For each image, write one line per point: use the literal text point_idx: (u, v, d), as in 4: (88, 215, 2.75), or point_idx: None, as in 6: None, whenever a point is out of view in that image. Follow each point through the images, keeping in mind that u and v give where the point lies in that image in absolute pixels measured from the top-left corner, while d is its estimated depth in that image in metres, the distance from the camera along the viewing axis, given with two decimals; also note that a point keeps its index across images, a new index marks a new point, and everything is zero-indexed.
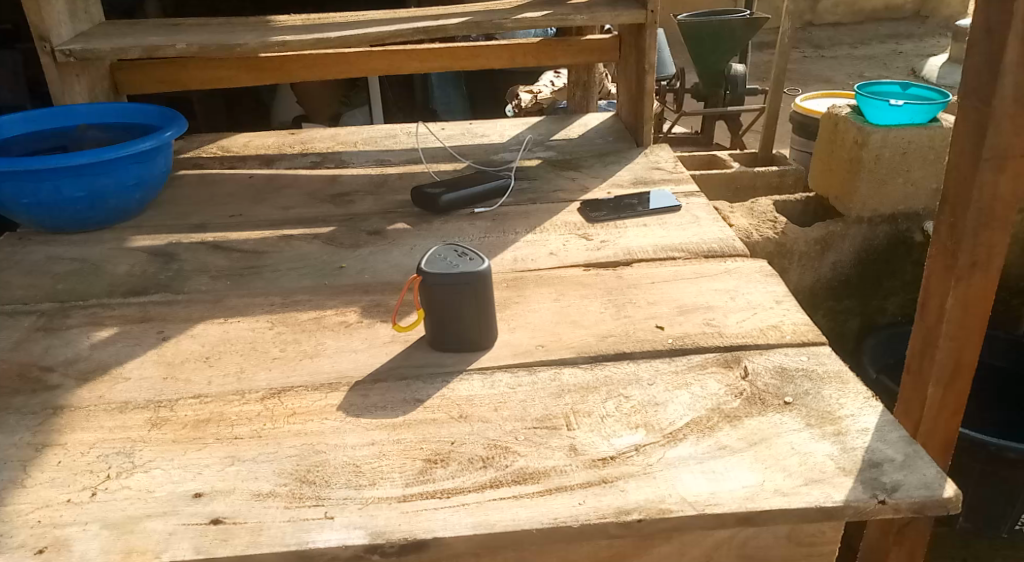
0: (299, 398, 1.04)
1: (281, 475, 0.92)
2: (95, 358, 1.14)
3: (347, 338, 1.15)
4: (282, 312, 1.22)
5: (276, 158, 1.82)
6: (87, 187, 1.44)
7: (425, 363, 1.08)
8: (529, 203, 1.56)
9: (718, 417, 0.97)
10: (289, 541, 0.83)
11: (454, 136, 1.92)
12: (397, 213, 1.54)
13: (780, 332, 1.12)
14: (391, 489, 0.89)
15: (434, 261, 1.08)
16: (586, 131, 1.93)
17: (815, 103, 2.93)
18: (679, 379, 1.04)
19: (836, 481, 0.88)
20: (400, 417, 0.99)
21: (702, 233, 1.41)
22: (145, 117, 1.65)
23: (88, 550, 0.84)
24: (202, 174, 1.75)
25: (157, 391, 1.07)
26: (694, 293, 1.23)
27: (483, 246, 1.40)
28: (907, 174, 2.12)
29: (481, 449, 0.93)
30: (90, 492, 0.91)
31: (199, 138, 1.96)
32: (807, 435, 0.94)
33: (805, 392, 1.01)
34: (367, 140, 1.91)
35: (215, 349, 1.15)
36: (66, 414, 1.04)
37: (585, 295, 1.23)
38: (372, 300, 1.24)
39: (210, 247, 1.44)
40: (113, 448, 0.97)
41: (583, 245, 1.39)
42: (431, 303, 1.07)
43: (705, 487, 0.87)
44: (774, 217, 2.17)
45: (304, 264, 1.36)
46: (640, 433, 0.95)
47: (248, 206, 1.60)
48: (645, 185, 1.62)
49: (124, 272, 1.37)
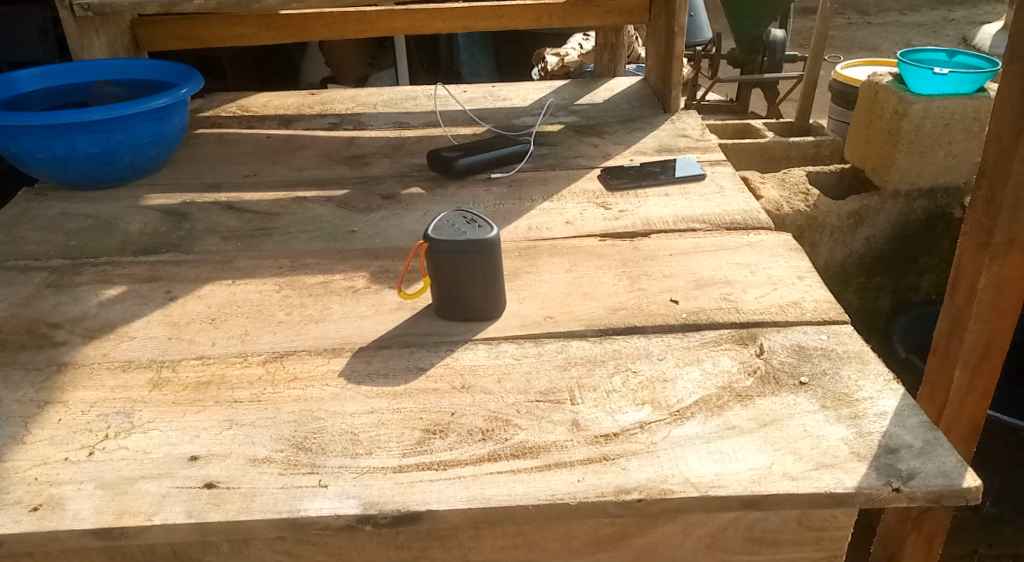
0: (302, 362, 1.02)
1: (279, 441, 0.90)
2: (102, 316, 1.14)
3: (354, 303, 1.13)
4: (290, 275, 1.21)
5: (294, 119, 1.80)
6: (101, 144, 1.43)
7: (431, 332, 1.06)
8: (548, 169, 1.52)
9: (729, 396, 0.94)
10: (281, 508, 0.82)
11: (475, 99, 1.87)
12: (412, 176, 1.51)
13: (800, 310, 1.08)
14: (387, 458, 0.87)
15: (442, 227, 1.04)
16: (612, 96, 1.88)
17: (856, 72, 2.83)
18: (691, 355, 1.01)
19: (849, 466, 0.84)
20: (401, 386, 0.97)
21: (726, 204, 1.36)
22: (164, 74, 1.63)
23: (81, 510, 0.83)
24: (219, 133, 1.73)
25: (161, 350, 1.06)
26: (712, 266, 1.19)
27: (497, 213, 1.37)
28: (948, 147, 2.04)
29: (481, 421, 0.91)
30: (88, 451, 0.91)
31: (220, 96, 1.94)
32: (822, 417, 0.90)
33: (822, 372, 0.97)
34: (387, 101, 1.88)
35: (221, 311, 1.13)
36: (69, 371, 1.03)
37: (599, 266, 1.20)
38: (381, 266, 1.22)
39: (223, 207, 1.42)
40: (114, 407, 0.97)
41: (600, 214, 1.35)
42: (439, 269, 1.04)
43: (710, 468, 0.84)
44: (807, 189, 2.10)
45: (315, 227, 1.34)
46: (646, 410, 0.92)
47: (263, 166, 1.58)
48: (670, 152, 1.57)
49: (136, 231, 1.36)
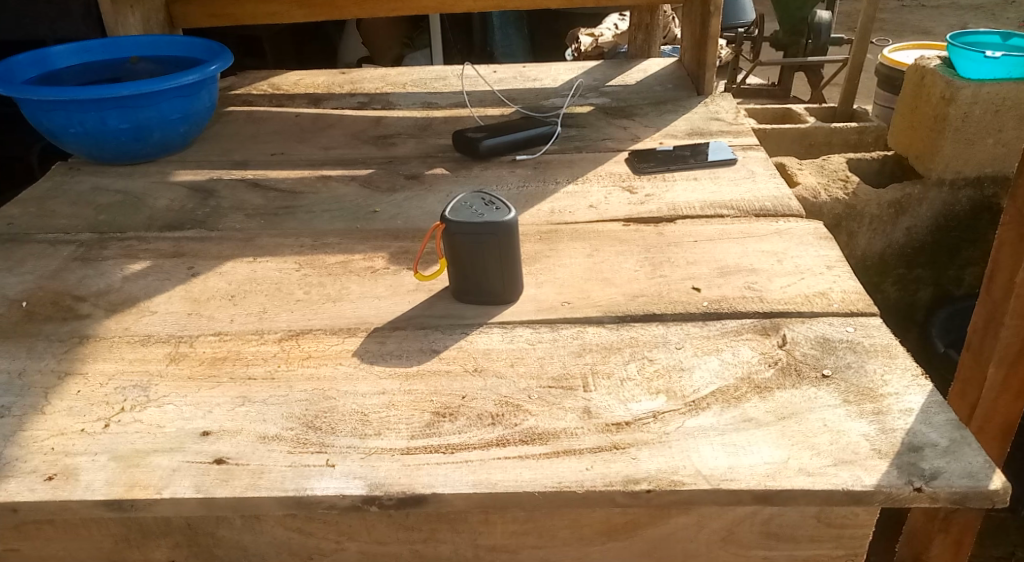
0: (317, 341, 1.02)
1: (289, 419, 0.90)
2: (126, 290, 1.15)
3: (372, 283, 1.13)
4: (311, 254, 1.21)
5: (324, 98, 1.80)
6: (131, 119, 1.44)
7: (446, 314, 1.05)
8: (575, 152, 1.50)
9: (747, 387, 0.91)
10: (289, 486, 0.82)
11: (505, 80, 1.85)
12: (437, 157, 1.50)
13: (827, 300, 1.05)
14: (396, 440, 0.86)
15: (459, 208, 1.03)
16: (645, 78, 1.84)
17: (903, 56, 2.75)
18: (711, 344, 0.99)
19: (869, 463, 0.81)
20: (414, 367, 0.96)
21: (756, 189, 1.34)
22: (195, 51, 1.64)
23: (94, 481, 0.84)
24: (250, 111, 1.74)
25: (180, 326, 1.07)
26: (738, 254, 1.17)
27: (520, 195, 1.36)
28: (998, 135, 1.98)
29: (491, 405, 0.90)
30: (104, 423, 0.91)
31: (253, 74, 1.95)
32: (844, 412, 0.87)
33: (847, 365, 0.94)
34: (417, 81, 1.86)
35: (241, 288, 1.14)
36: (90, 344, 1.04)
37: (621, 251, 1.19)
38: (400, 247, 1.21)
39: (249, 184, 1.43)
40: (131, 381, 0.97)
41: (625, 198, 1.34)
42: (455, 251, 1.03)
43: (723, 461, 0.82)
44: (846, 176, 2.04)
45: (338, 206, 1.34)
46: (660, 399, 0.90)
47: (291, 145, 1.58)
48: (701, 136, 1.54)
49: (163, 207, 1.37)
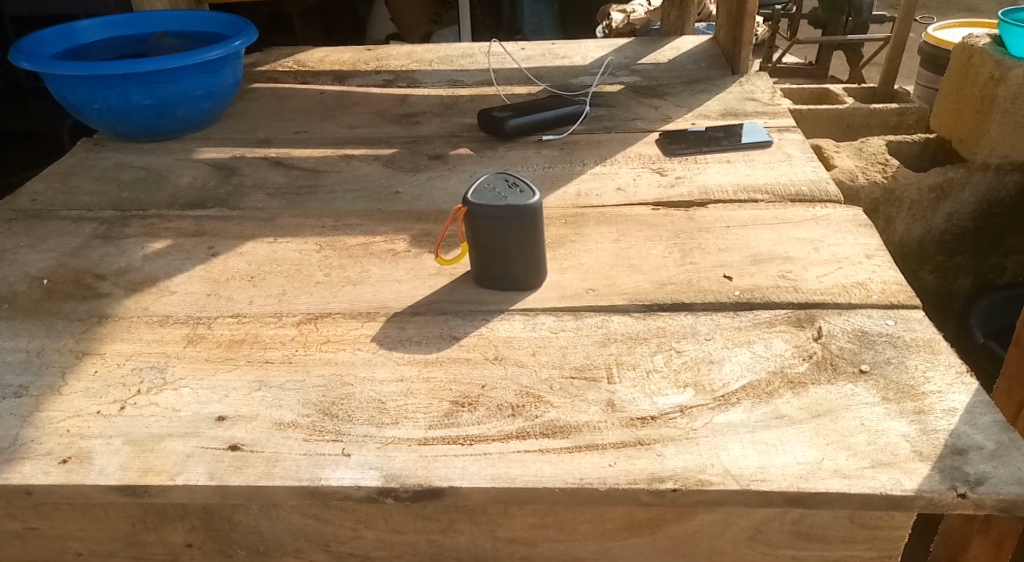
0: (335, 325, 1.00)
1: (305, 405, 0.88)
2: (146, 269, 1.13)
3: (393, 266, 1.11)
4: (331, 235, 1.19)
5: (349, 75, 1.77)
6: (155, 95, 1.43)
7: (467, 300, 1.03)
8: (603, 132, 1.47)
9: (779, 382, 0.88)
10: (303, 476, 0.79)
11: (533, 57, 1.81)
12: (462, 137, 1.47)
13: (865, 291, 1.02)
14: (413, 430, 0.84)
15: (481, 190, 1.01)
16: (677, 56, 1.79)
17: (948, 35, 2.67)
18: (742, 336, 0.95)
19: (910, 467, 0.77)
20: (433, 353, 0.94)
21: (792, 173, 1.30)
22: (220, 27, 1.61)
23: (108, 465, 0.82)
24: (274, 88, 1.72)
25: (199, 306, 1.05)
26: (772, 241, 1.13)
27: (546, 177, 1.33)
28: None
29: (512, 396, 0.87)
30: (120, 406, 0.89)
31: (279, 50, 1.93)
32: (882, 411, 0.84)
33: (886, 361, 0.91)
34: (443, 58, 1.83)
35: (260, 269, 1.12)
36: (109, 323, 1.02)
37: (650, 236, 1.16)
38: (422, 230, 1.19)
39: (272, 162, 1.41)
40: (149, 361, 0.95)
41: (655, 180, 1.30)
42: (477, 234, 1.01)
43: (753, 460, 0.79)
44: (885, 159, 1.95)
45: (360, 186, 1.32)
46: (688, 394, 0.87)
47: (315, 123, 1.56)
48: (734, 117, 1.50)
49: (186, 184, 1.35)
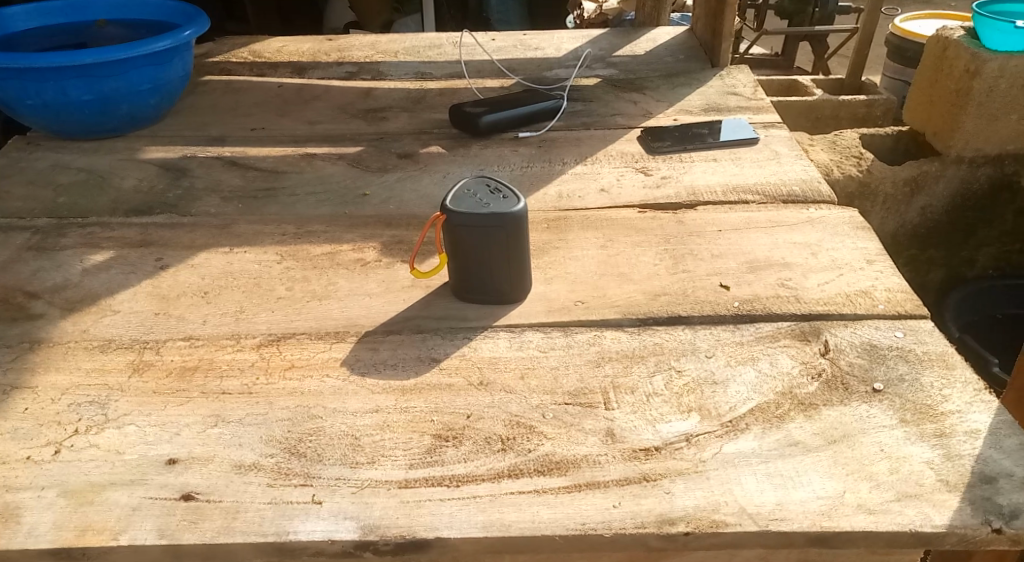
0: (300, 348, 0.91)
1: (269, 444, 0.79)
2: (85, 286, 1.02)
3: (363, 278, 1.02)
4: (294, 244, 1.09)
5: (308, 67, 1.66)
6: (94, 90, 1.31)
7: (445, 316, 0.95)
8: (582, 129, 1.39)
9: (789, 403, 0.80)
10: (268, 530, 0.71)
11: (504, 49, 1.72)
12: (432, 134, 1.38)
13: (870, 300, 0.95)
14: (391, 471, 0.75)
15: (461, 197, 0.93)
16: (654, 47, 1.72)
17: (916, 25, 2.64)
18: (745, 352, 0.88)
19: (937, 498, 0.71)
20: (411, 380, 0.85)
21: (782, 172, 1.23)
22: (167, 15, 1.49)
23: (38, 523, 0.72)
24: (228, 80, 1.60)
25: (146, 328, 0.94)
26: (768, 246, 1.06)
27: (524, 178, 1.25)
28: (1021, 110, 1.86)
29: (500, 427, 0.79)
30: (53, 450, 0.79)
31: (232, 40, 1.81)
32: (902, 434, 0.76)
33: (899, 377, 0.83)
34: (409, 49, 1.73)
35: (215, 284, 1.02)
36: (43, 350, 0.91)
37: (638, 242, 1.08)
38: (394, 237, 1.10)
39: (226, 163, 1.31)
40: (87, 395, 0.85)
41: (640, 180, 1.23)
42: (457, 245, 0.92)
43: (771, 496, 0.71)
44: (859, 153, 1.89)
45: (324, 189, 1.22)
46: (693, 420, 0.79)
47: (272, 119, 1.45)
48: (717, 113, 1.43)
49: (130, 188, 1.24)
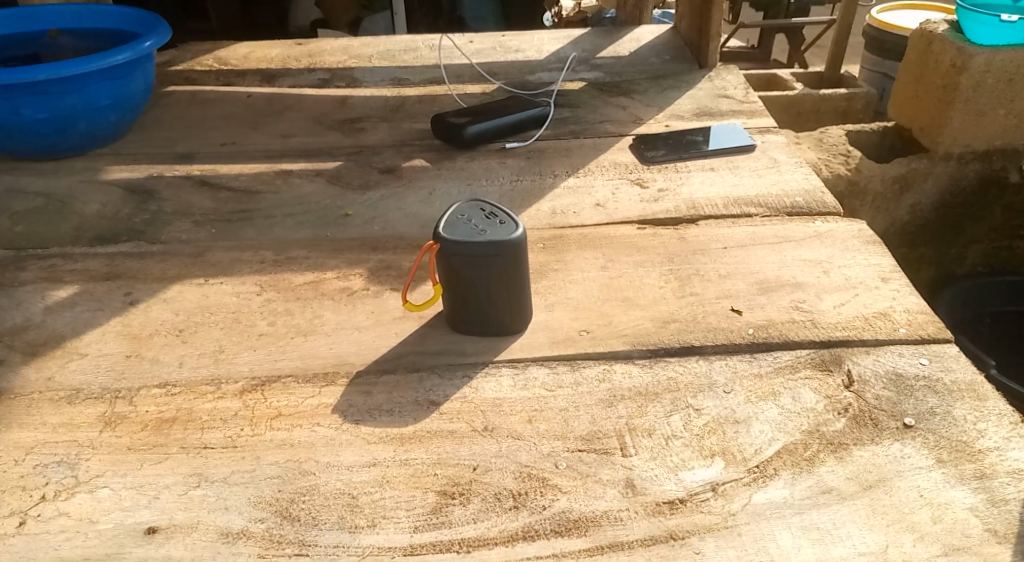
0: (286, 393, 0.83)
1: (258, 507, 0.72)
2: (47, 326, 0.94)
3: (350, 310, 0.95)
4: (273, 273, 1.02)
5: (279, 74, 1.58)
6: (51, 108, 1.22)
7: (442, 351, 0.88)
8: (571, 137, 1.33)
9: (819, 444, 0.76)
10: None
11: (483, 51, 1.66)
12: (414, 146, 1.31)
13: (891, 323, 0.90)
14: (395, 535, 0.70)
15: (455, 223, 0.86)
16: (639, 47, 1.66)
17: (894, 16, 2.60)
18: (765, 386, 0.83)
19: (986, 551, 0.67)
20: (410, 427, 0.79)
21: (784, 181, 1.18)
22: (126, 23, 1.40)
23: None
24: (194, 91, 1.52)
25: (116, 374, 0.87)
26: (777, 264, 1.01)
27: (514, 193, 1.18)
28: (1009, 106, 1.62)
29: (511, 480, 0.73)
30: (18, 521, 0.72)
31: (196, 46, 1.72)
32: (939, 477, 0.73)
33: (930, 411, 0.79)
34: (384, 53, 1.65)
35: (190, 320, 0.94)
36: (3, 404, 0.84)
37: (640, 262, 1.02)
38: (381, 261, 1.03)
39: (196, 182, 1.23)
40: (54, 455, 0.78)
41: (636, 194, 1.17)
42: (453, 275, 0.86)
43: (810, 555, 0.67)
44: (847, 150, 1.68)
45: (303, 210, 1.15)
46: (717, 466, 0.74)
47: (243, 132, 1.37)
48: (710, 118, 1.37)
49: (93, 213, 1.16)
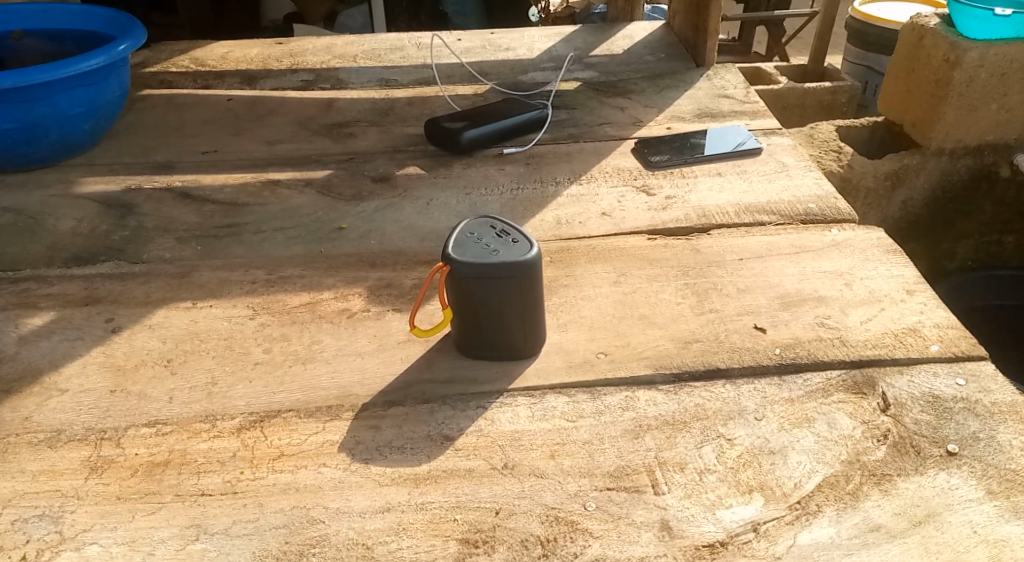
0: (287, 430, 0.78)
1: None
2: (22, 358, 0.87)
3: (351, 334, 0.89)
4: (266, 294, 0.95)
5: (260, 76, 1.51)
6: (18, 117, 1.14)
7: (452, 378, 0.82)
8: (571, 141, 1.27)
9: (861, 476, 0.72)
10: None
11: (472, 50, 1.60)
12: (407, 152, 1.25)
13: (922, 340, 0.86)
14: None
15: (463, 243, 0.80)
16: (632, 44, 1.61)
17: (878, 7, 2.58)
18: (799, 411, 0.78)
19: None
20: (424, 466, 0.74)
21: (794, 186, 1.14)
22: (97, 24, 1.32)
23: None
24: (170, 95, 1.44)
25: (101, 411, 0.80)
26: (798, 277, 0.96)
27: (516, 202, 1.13)
28: (1003, 101, 1.42)
29: (538, 526, 0.69)
30: None
31: (169, 46, 1.64)
32: (992, 511, 0.69)
33: (973, 436, 0.75)
34: (369, 52, 1.58)
35: (178, 349, 0.88)
36: None
37: (653, 276, 0.97)
38: (381, 279, 0.97)
39: (177, 195, 1.15)
40: (35, 508, 0.71)
41: (643, 201, 1.12)
42: (463, 299, 0.80)
43: None
44: (839, 145, 1.49)
45: (293, 224, 1.08)
46: (757, 504, 0.70)
47: (225, 139, 1.30)
48: (712, 119, 1.33)
49: (68, 230, 1.08)
